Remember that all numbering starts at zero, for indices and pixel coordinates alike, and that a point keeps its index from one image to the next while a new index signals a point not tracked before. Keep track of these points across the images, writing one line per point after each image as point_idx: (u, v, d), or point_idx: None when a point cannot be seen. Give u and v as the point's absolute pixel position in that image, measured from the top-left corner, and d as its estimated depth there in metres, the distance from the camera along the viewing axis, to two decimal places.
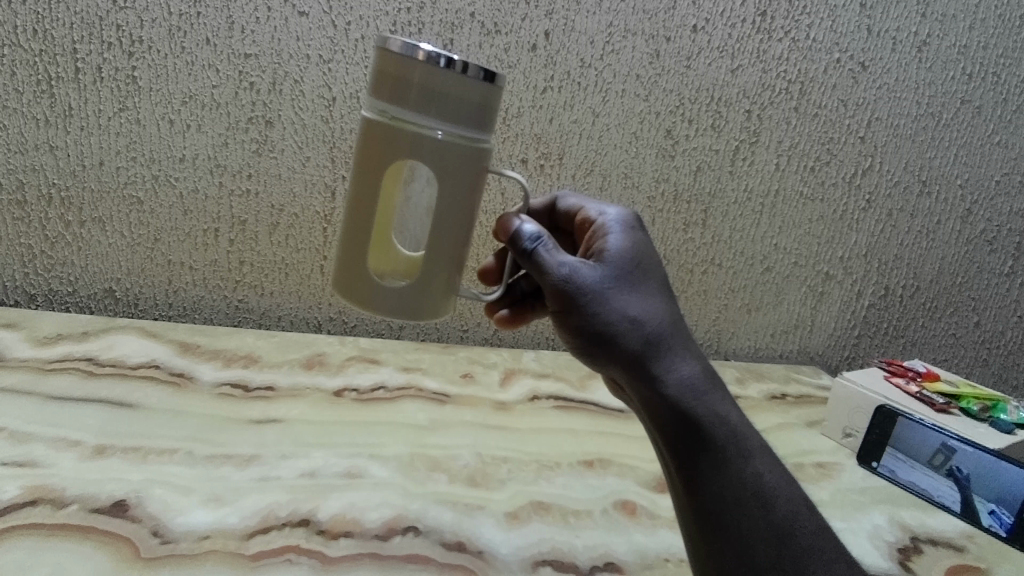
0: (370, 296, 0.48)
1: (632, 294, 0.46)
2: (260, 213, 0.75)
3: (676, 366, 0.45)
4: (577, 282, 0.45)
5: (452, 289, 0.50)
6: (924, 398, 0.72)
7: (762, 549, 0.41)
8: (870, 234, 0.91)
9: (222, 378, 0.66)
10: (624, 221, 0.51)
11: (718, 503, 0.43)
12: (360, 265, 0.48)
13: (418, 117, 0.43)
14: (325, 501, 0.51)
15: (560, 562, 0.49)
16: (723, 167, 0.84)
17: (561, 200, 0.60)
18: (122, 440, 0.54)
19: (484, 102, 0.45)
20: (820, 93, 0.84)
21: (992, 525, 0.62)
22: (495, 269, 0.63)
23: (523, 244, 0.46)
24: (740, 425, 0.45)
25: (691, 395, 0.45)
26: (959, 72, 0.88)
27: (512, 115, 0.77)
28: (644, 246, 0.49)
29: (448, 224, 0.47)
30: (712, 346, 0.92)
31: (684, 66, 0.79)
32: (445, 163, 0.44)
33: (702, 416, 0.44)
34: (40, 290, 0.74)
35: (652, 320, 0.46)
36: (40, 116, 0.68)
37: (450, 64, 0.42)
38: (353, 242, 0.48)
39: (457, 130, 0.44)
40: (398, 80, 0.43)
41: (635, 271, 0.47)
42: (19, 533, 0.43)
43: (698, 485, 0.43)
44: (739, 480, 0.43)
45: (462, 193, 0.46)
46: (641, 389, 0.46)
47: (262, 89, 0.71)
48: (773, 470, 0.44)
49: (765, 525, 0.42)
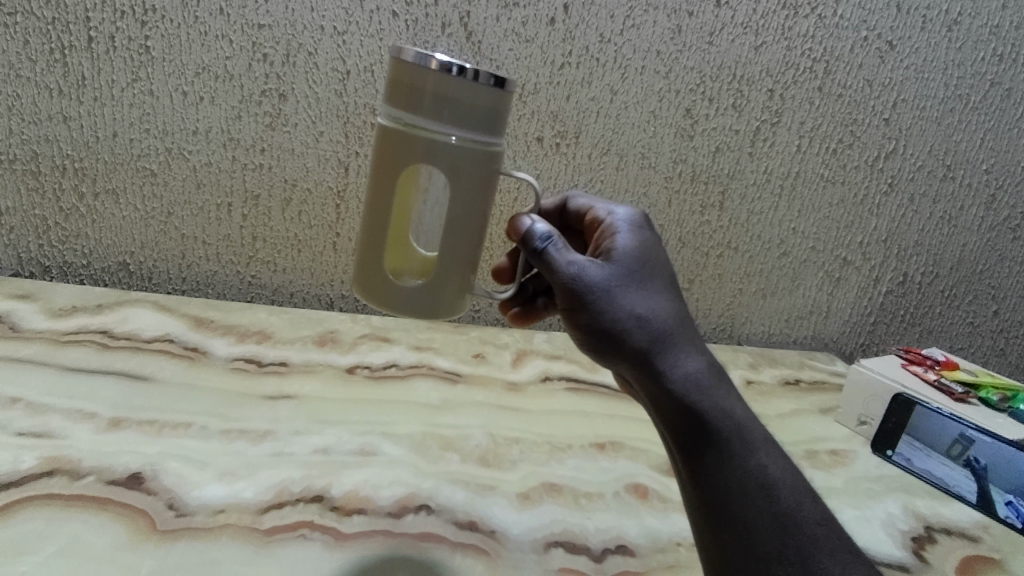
0: (385, 297, 0.47)
1: (640, 291, 0.45)
2: (273, 187, 0.74)
3: (684, 362, 0.44)
4: (586, 280, 0.44)
5: (467, 288, 0.50)
6: (942, 387, 0.71)
7: (767, 544, 0.39)
8: (891, 219, 0.90)
9: (235, 353, 0.66)
10: (633, 220, 0.51)
11: (725, 499, 0.40)
12: (375, 266, 0.47)
13: (431, 124, 0.42)
14: (338, 478, 0.51)
15: (572, 543, 0.49)
16: (743, 148, 0.82)
17: (572, 199, 0.58)
18: (137, 413, 0.54)
19: (496, 108, 0.44)
20: (846, 72, 0.82)
21: (1009, 516, 0.61)
22: (506, 270, 0.62)
23: (535, 242, 0.46)
24: (744, 419, 0.43)
25: (699, 391, 0.43)
26: (990, 53, 0.85)
27: (529, 92, 0.75)
28: (654, 247, 0.49)
29: (463, 227, 0.46)
30: (725, 330, 0.91)
31: (707, 43, 0.77)
32: (459, 168, 0.44)
33: (709, 411, 0.42)
34: (54, 262, 0.74)
35: (660, 316, 0.45)
36: (53, 85, 0.67)
37: (462, 73, 0.41)
38: (369, 244, 0.47)
39: (469, 136, 0.43)
40: (412, 88, 0.42)
41: (645, 269, 0.46)
42: (36, 503, 0.43)
43: (705, 480, 0.41)
44: (743, 473, 0.41)
45: (475, 196, 0.46)
46: (649, 386, 0.44)
47: (276, 62, 0.70)
48: (778, 462, 0.42)
49: (770, 519, 0.39)
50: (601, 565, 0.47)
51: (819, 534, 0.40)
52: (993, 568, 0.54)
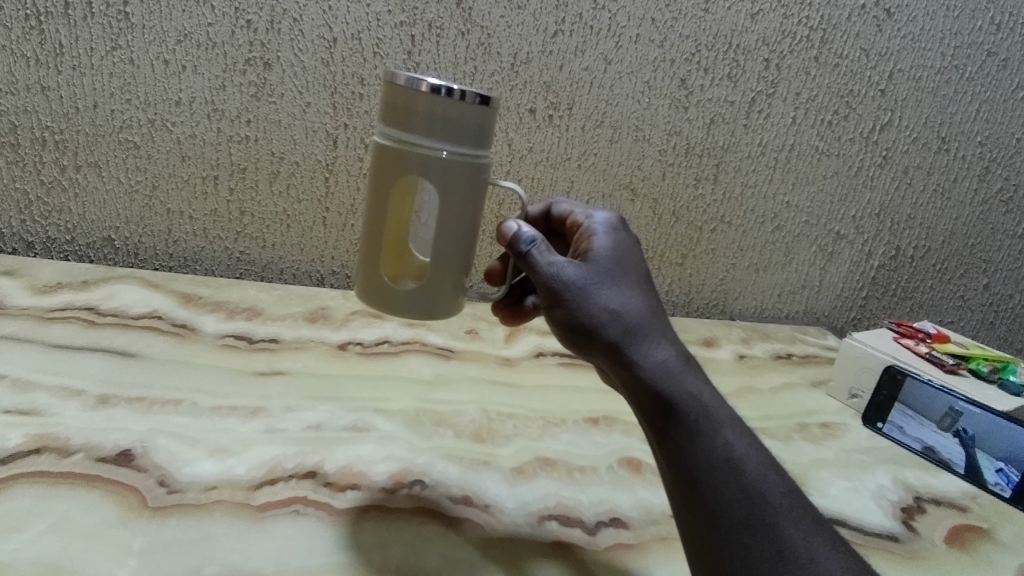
0: (381, 305, 0.47)
1: (616, 285, 0.44)
2: (260, 160, 0.73)
3: (660, 353, 0.42)
4: (564, 278, 0.43)
5: (461, 293, 0.49)
6: (933, 359, 0.72)
7: (733, 515, 0.37)
8: (885, 191, 0.89)
9: (224, 329, 0.66)
10: (610, 223, 0.49)
11: (696, 481, 0.38)
12: (372, 274, 0.47)
13: (422, 141, 0.42)
14: (331, 454, 0.50)
15: (566, 516, 0.49)
16: (738, 119, 0.81)
17: (556, 205, 0.56)
18: (126, 390, 0.54)
19: (484, 123, 0.44)
20: (842, 41, 0.80)
21: (998, 484, 0.62)
22: (500, 271, 0.60)
23: (519, 245, 0.45)
24: (712, 401, 0.41)
25: (673, 381, 0.41)
26: (987, 22, 0.84)
27: (521, 61, 0.74)
28: (631, 244, 0.47)
29: (456, 235, 0.46)
30: (718, 305, 0.91)
31: (702, 10, 0.76)
32: (449, 181, 0.43)
33: (682, 398, 0.40)
34: (38, 237, 0.72)
35: (635, 307, 0.43)
36: (30, 53, 0.65)
37: (450, 93, 0.41)
38: (367, 253, 0.47)
39: (459, 150, 0.43)
40: (404, 107, 0.42)
41: (622, 265, 0.45)
42: (24, 480, 0.43)
43: (681, 469, 0.39)
44: (709, 452, 0.39)
45: (466, 205, 0.45)
46: (626, 380, 0.42)
47: (260, 28, 0.68)
48: (743, 438, 0.40)
49: (737, 490, 0.38)
50: (594, 537, 0.47)
51: (790, 504, 0.38)
52: (981, 536, 0.55)
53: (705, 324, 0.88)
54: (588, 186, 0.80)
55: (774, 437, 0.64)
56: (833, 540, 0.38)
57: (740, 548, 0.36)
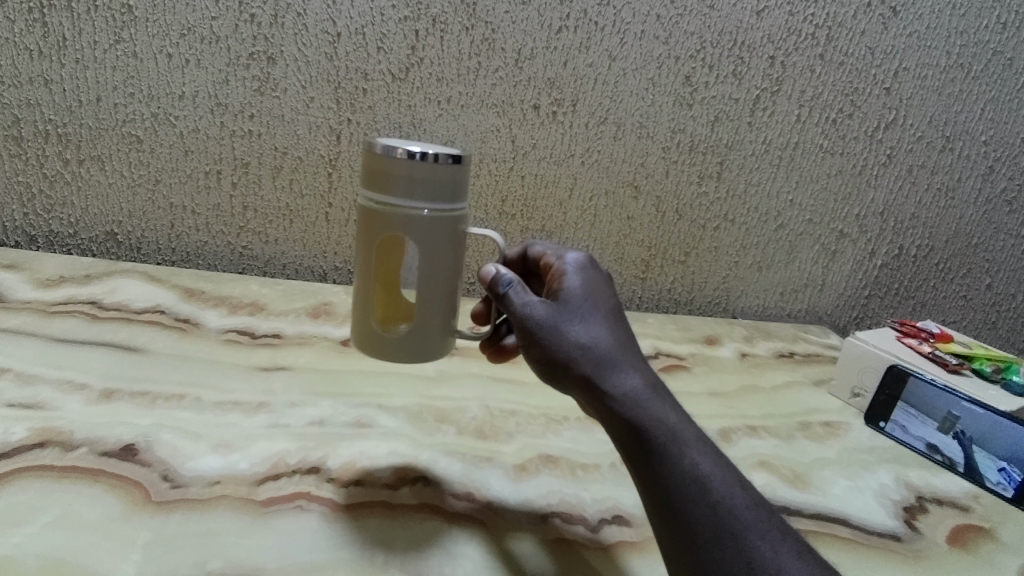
0: (378, 354, 0.46)
1: (586, 318, 0.42)
2: (263, 155, 0.73)
3: (634, 383, 0.40)
4: (536, 316, 0.42)
5: (451, 333, 0.48)
6: (936, 358, 0.72)
7: (703, 529, 0.36)
8: (888, 190, 0.89)
9: (227, 324, 0.66)
10: (580, 258, 0.48)
11: (672, 504, 0.37)
12: (363, 323, 0.47)
13: (403, 203, 0.42)
14: (335, 449, 0.50)
15: (568, 514, 0.48)
16: (742, 117, 0.81)
17: (531, 245, 0.54)
18: (129, 384, 0.54)
19: (460, 178, 0.44)
20: (848, 39, 0.80)
21: (1001, 483, 0.61)
22: (484, 312, 0.59)
23: (499, 286, 0.44)
24: (679, 424, 0.39)
25: (645, 409, 0.39)
26: (993, 21, 0.83)
27: (525, 57, 0.73)
28: (602, 279, 0.46)
29: (440, 280, 0.46)
30: (720, 303, 0.91)
31: (707, 6, 0.75)
32: (431, 237, 0.43)
33: (655, 427, 0.39)
34: (40, 231, 0.73)
35: (603, 339, 0.42)
36: (32, 46, 0.66)
37: (423, 157, 0.41)
38: (357, 303, 0.47)
39: (439, 208, 0.43)
40: (383, 172, 0.42)
41: (592, 298, 0.44)
42: (29, 474, 0.43)
43: (658, 497, 0.37)
44: (677, 475, 0.37)
45: (448, 256, 0.45)
46: (604, 416, 0.40)
47: (263, 23, 0.68)
48: (709, 456, 0.38)
49: (706, 508, 0.36)
50: (598, 535, 0.47)
51: None
52: (983, 536, 0.55)
53: (707, 323, 0.88)
54: (591, 182, 0.80)
55: (776, 436, 0.64)
56: (806, 548, 0.36)
57: (712, 561, 0.35)
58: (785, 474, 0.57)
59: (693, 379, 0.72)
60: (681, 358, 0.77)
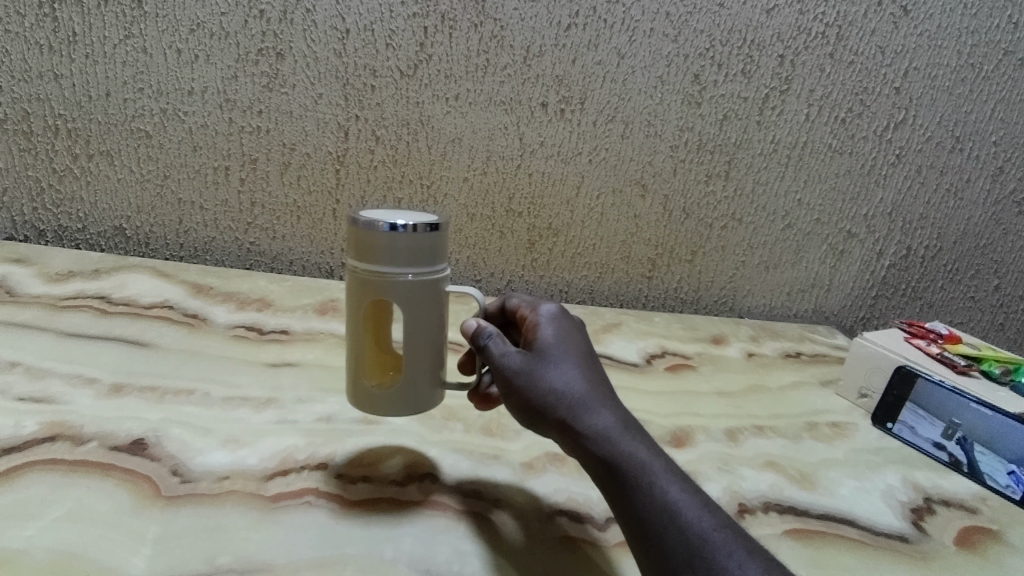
0: (376, 412, 0.45)
1: (559, 362, 0.41)
2: (271, 151, 0.73)
3: (607, 422, 0.40)
4: (513, 365, 0.42)
5: (442, 383, 0.47)
6: (945, 359, 0.71)
7: (677, 552, 0.34)
8: (898, 190, 0.88)
9: (235, 320, 0.66)
10: (554, 308, 0.47)
11: (648, 533, 0.35)
12: (354, 384, 0.45)
13: (385, 271, 0.41)
14: (342, 446, 0.51)
15: (575, 512, 0.48)
16: (751, 116, 0.81)
17: (509, 297, 0.52)
18: (138, 379, 0.54)
19: (440, 240, 0.43)
20: (858, 38, 0.80)
21: (1010, 487, 0.60)
22: (472, 361, 0.55)
23: (479, 339, 0.43)
24: (649, 458, 0.38)
25: (619, 448, 0.38)
26: (1005, 21, 0.82)
27: (534, 54, 0.73)
28: (574, 324, 0.46)
29: (427, 336, 0.44)
30: (727, 303, 0.91)
31: (716, 4, 0.75)
32: (415, 299, 0.42)
33: (629, 463, 0.38)
34: (50, 225, 0.73)
35: (577, 383, 0.41)
36: (43, 41, 0.66)
37: (404, 229, 0.40)
38: (348, 364, 0.46)
39: (421, 271, 0.42)
40: (365, 241, 0.41)
41: (565, 343, 0.43)
42: (40, 467, 0.43)
43: (636, 528, 0.36)
44: (647, 505, 0.36)
45: (434, 314, 0.44)
46: (583, 459, 0.39)
47: (273, 18, 0.68)
48: (677, 484, 0.37)
49: (678, 533, 0.35)
50: (605, 534, 0.46)
51: None
52: (991, 539, 0.54)
53: (714, 322, 0.88)
54: (598, 181, 0.80)
55: (783, 437, 0.64)
56: None
57: None
58: (792, 474, 0.57)
59: (700, 379, 0.72)
60: (687, 357, 0.76)
